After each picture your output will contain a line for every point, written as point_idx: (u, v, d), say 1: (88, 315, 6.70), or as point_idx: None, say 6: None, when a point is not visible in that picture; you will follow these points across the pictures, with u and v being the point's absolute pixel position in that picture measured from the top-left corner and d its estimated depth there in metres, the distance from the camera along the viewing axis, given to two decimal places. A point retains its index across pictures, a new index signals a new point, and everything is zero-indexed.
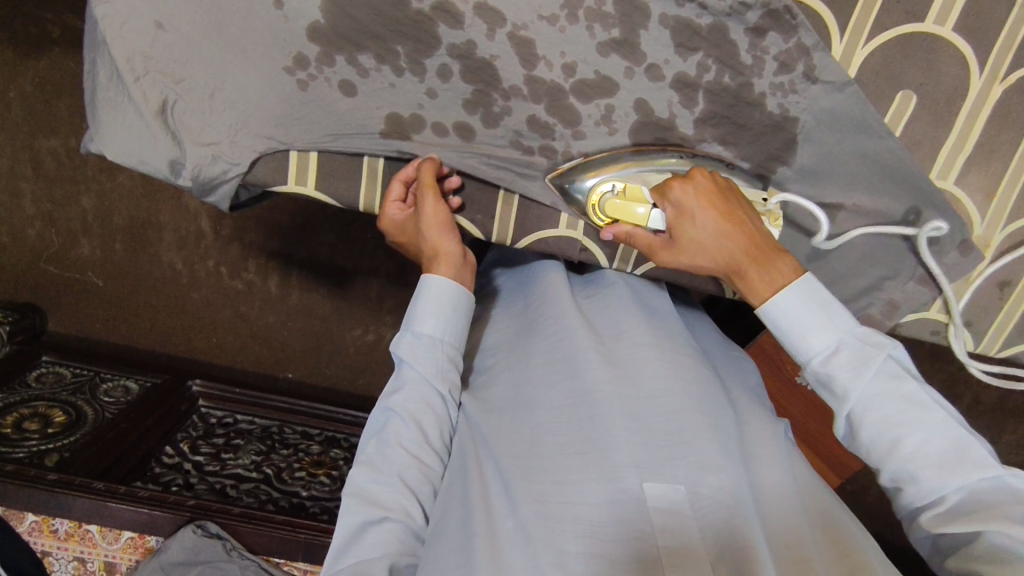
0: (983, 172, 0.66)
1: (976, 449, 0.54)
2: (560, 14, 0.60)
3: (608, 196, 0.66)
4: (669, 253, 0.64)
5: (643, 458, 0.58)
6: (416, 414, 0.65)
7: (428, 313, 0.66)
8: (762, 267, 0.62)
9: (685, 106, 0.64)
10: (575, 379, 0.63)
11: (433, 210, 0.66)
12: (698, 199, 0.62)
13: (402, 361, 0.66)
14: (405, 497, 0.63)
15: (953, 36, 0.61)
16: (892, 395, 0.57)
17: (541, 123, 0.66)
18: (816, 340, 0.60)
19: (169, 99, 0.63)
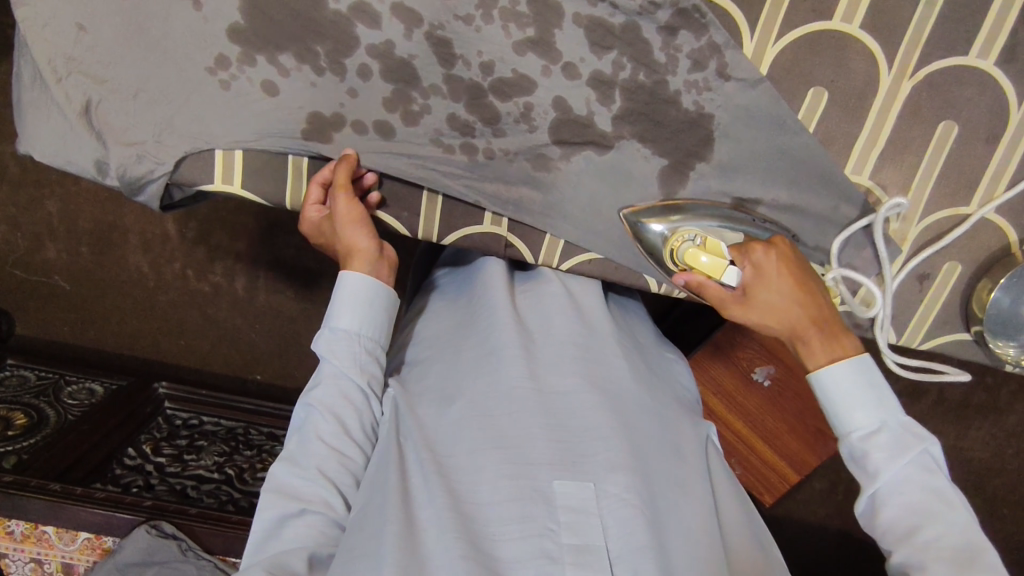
0: (896, 166, 0.67)
1: (991, 556, 0.52)
2: (476, 14, 0.62)
3: (689, 244, 0.67)
4: (738, 309, 0.64)
5: (556, 457, 0.61)
6: (334, 407, 0.65)
7: (344, 308, 0.68)
8: (827, 335, 0.62)
9: (602, 104, 0.65)
10: (498, 377, 0.65)
11: (344, 210, 0.66)
12: (778, 267, 0.63)
13: (323, 357, 0.68)
14: (325, 489, 0.63)
15: (860, 34, 0.63)
16: (922, 484, 0.56)
17: (461, 121, 0.67)
18: (859, 415, 0.60)
19: (92, 99, 0.64)
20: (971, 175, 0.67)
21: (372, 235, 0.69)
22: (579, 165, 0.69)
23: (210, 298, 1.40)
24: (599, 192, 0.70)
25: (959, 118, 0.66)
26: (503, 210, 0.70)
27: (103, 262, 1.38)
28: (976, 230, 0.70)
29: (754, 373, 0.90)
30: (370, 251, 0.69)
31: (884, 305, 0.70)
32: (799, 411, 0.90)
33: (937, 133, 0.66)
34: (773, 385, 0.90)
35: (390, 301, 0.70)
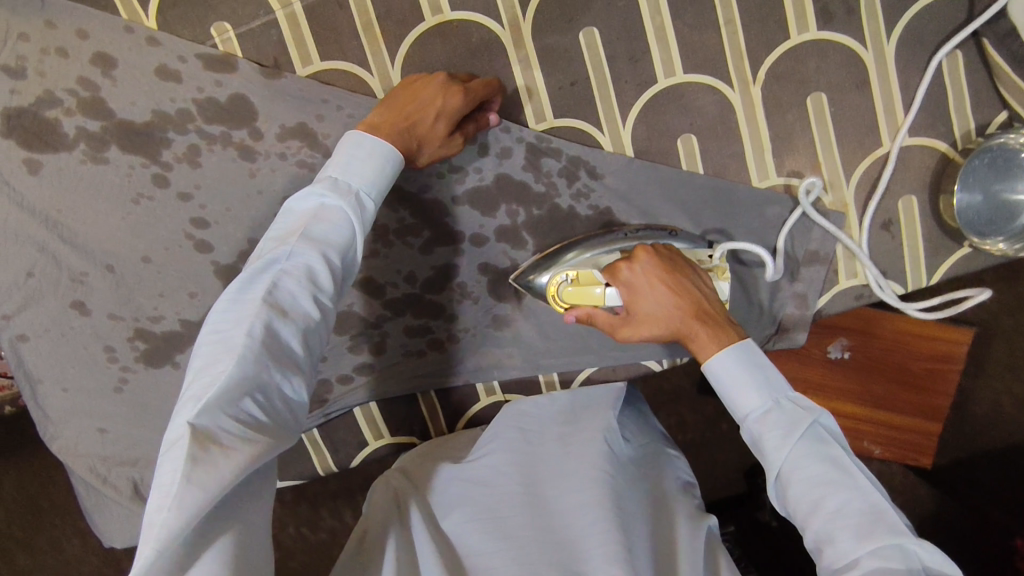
0: (794, 152, 0.69)
1: (891, 516, 0.46)
2: (378, 245, 0.70)
3: (564, 283, 0.65)
4: (627, 329, 0.61)
5: (545, 551, 0.53)
6: (276, 297, 0.46)
7: (345, 167, 0.54)
8: (713, 325, 0.58)
9: (516, 250, 0.71)
10: (483, 482, 0.60)
11: (437, 75, 0.63)
12: (648, 273, 0.60)
13: (271, 263, 0.48)
14: (270, 375, 0.44)
15: (687, 77, 0.67)
16: (818, 453, 0.50)
17: (416, 329, 0.73)
18: (751, 395, 0.54)
19: (135, 478, 0.74)
20: (865, 121, 0.69)
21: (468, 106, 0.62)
22: (530, 306, 0.72)
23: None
24: (560, 317, 0.73)
25: (821, 86, 0.68)
26: (491, 378, 0.74)
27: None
28: (905, 159, 0.69)
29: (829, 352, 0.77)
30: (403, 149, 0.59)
31: (866, 267, 0.70)
32: (899, 365, 0.77)
33: (811, 108, 0.68)
34: (855, 355, 0.77)
35: (361, 240, 0.53)
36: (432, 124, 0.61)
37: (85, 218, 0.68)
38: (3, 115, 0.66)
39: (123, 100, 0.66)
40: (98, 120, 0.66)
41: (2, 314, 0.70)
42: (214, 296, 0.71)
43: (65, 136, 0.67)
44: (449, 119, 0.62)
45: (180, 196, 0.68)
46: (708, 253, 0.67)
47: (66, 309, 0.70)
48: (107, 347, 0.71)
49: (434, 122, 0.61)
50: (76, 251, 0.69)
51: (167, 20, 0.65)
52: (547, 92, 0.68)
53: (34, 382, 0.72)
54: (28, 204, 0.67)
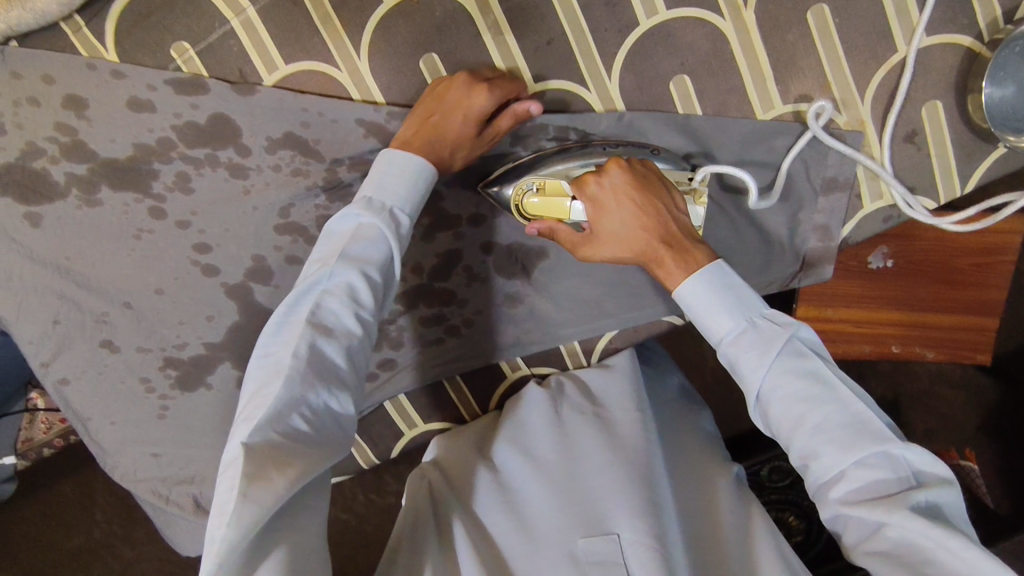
0: (800, 75, 0.63)
1: (875, 422, 0.48)
2: None
3: (529, 193, 0.61)
4: (588, 248, 0.59)
5: (574, 518, 0.57)
6: (318, 317, 0.50)
7: (382, 181, 0.56)
8: (678, 250, 0.56)
9: (517, 225, 0.69)
10: (511, 458, 0.64)
11: (461, 74, 0.61)
12: (614, 190, 0.58)
13: (313, 285, 0.51)
14: (317, 392, 0.48)
15: (671, 14, 0.62)
16: (795, 370, 0.51)
17: (430, 317, 0.72)
18: (724, 320, 0.53)
19: (195, 494, 0.78)
20: (876, 28, 0.62)
21: (494, 99, 0.60)
22: (542, 280, 0.70)
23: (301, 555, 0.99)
24: (573, 285, 0.71)
25: None
26: (513, 355, 0.73)
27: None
28: (925, 62, 0.63)
29: (870, 263, 0.71)
30: (435, 157, 0.59)
31: (892, 187, 0.65)
32: (938, 263, 0.71)
33: (812, 23, 0.62)
34: (898, 262, 0.71)
35: (400, 257, 0.55)
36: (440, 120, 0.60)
37: (94, 260, 0.69)
38: None
39: (102, 139, 0.65)
40: (84, 163, 0.66)
41: (41, 362, 0.73)
42: (231, 316, 0.72)
43: (57, 184, 0.67)
44: (473, 116, 0.60)
45: (179, 224, 0.69)
46: (690, 173, 0.62)
47: (96, 349, 0.72)
48: (143, 378, 0.73)
49: (461, 124, 0.60)
50: (94, 293, 0.71)
51: (126, 50, 0.64)
52: (524, 56, 0.63)
53: (84, 419, 0.75)
54: (38, 255, 0.69)
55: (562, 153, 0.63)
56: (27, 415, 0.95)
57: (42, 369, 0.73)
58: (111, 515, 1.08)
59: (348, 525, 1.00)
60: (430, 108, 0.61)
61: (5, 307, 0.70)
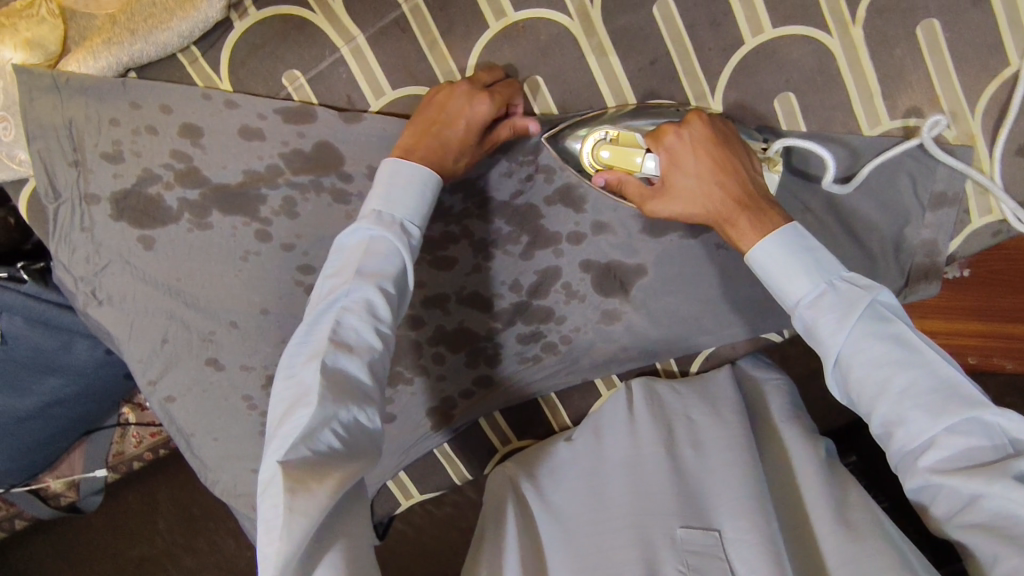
0: (908, 90, 0.63)
1: (968, 388, 0.45)
2: (479, 260, 0.70)
3: (602, 140, 0.62)
4: (657, 201, 0.59)
5: (670, 508, 0.58)
6: (338, 334, 0.50)
7: (390, 194, 0.56)
8: (754, 212, 0.55)
9: (616, 243, 0.69)
10: (599, 456, 0.67)
11: (460, 84, 0.62)
12: (694, 143, 0.58)
13: (333, 303, 0.51)
14: (350, 407, 0.48)
15: (777, 32, 0.62)
16: (879, 332, 0.48)
17: (528, 334, 0.72)
18: (801, 282, 0.51)
19: None
20: (987, 41, 0.61)
21: (497, 109, 0.62)
22: (640, 297, 0.70)
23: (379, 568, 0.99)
24: (671, 302, 0.70)
25: (931, 12, 0.61)
26: (608, 372, 0.74)
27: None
28: None
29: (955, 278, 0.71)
30: (438, 165, 0.59)
31: (1003, 201, 0.64)
32: None
33: (921, 38, 0.62)
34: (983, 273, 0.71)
35: (412, 268, 0.55)
36: (442, 129, 0.60)
37: (203, 282, 0.71)
38: (111, 201, 0.69)
39: (215, 165, 0.68)
40: (196, 189, 0.69)
41: (149, 380, 0.75)
42: None
43: (170, 209, 0.69)
44: (475, 128, 0.61)
45: (284, 246, 0.70)
46: (763, 145, 0.63)
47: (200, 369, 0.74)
48: (245, 396, 0.75)
49: (465, 133, 0.61)
50: (201, 314, 0.73)
51: (240, 79, 0.66)
52: (627, 76, 0.64)
53: (188, 436, 0.77)
54: (150, 277, 0.71)
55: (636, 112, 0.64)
56: (119, 429, 0.98)
57: (149, 387, 0.75)
58: (172, 524, 1.07)
59: None
60: (433, 114, 0.61)
61: (117, 328, 0.72)
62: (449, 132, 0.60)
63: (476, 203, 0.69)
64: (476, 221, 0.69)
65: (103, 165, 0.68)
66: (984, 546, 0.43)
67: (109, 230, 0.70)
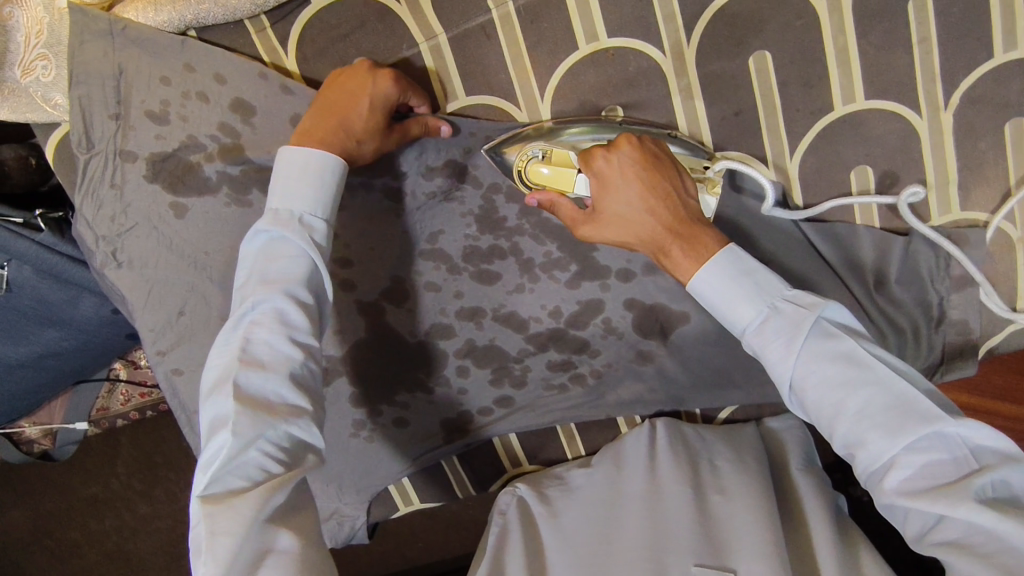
0: (985, 183, 0.62)
1: (922, 402, 0.45)
2: (523, 279, 0.68)
3: (533, 158, 0.60)
4: (589, 226, 0.57)
5: (691, 545, 0.56)
6: (246, 349, 0.47)
7: (287, 192, 0.53)
8: (687, 239, 0.54)
9: (665, 286, 0.67)
10: (619, 489, 0.66)
11: (363, 63, 0.60)
12: (624, 167, 0.55)
13: (241, 317, 0.48)
14: (269, 421, 0.45)
15: (868, 104, 0.61)
16: (827, 353, 0.49)
17: (558, 363, 0.70)
18: (745, 309, 0.51)
19: None
20: None
21: (400, 95, 0.59)
22: (677, 344, 0.69)
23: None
24: (708, 353, 0.69)
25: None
26: (633, 412, 0.73)
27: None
28: None
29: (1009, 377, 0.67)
30: (340, 149, 0.56)
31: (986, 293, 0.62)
32: None
33: (1009, 135, 0.60)
34: None
35: (326, 267, 0.52)
36: (341, 110, 0.57)
37: (232, 260, 0.68)
38: (148, 161, 0.65)
39: (265, 145, 0.64)
40: (239, 165, 0.65)
41: (158, 350, 0.71)
42: (358, 333, 0.70)
43: (209, 180, 0.66)
44: (378, 112, 0.58)
45: None
46: (705, 163, 0.62)
47: (210, 348, 0.70)
48: None
49: (367, 116, 0.58)
50: (224, 291, 0.69)
51: (307, 58, 0.64)
52: (709, 123, 0.62)
53: (190, 412, 0.74)
54: (176, 246, 0.68)
55: (585, 128, 0.62)
56: (107, 384, 0.94)
57: (156, 358, 0.72)
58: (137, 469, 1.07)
59: (412, 541, 0.98)
60: (331, 94, 0.58)
61: (133, 293, 0.68)
62: (346, 115, 0.57)
63: (531, 220, 0.66)
64: (527, 239, 0.67)
65: (146, 124, 0.64)
66: (956, 564, 0.42)
67: (142, 192, 0.66)
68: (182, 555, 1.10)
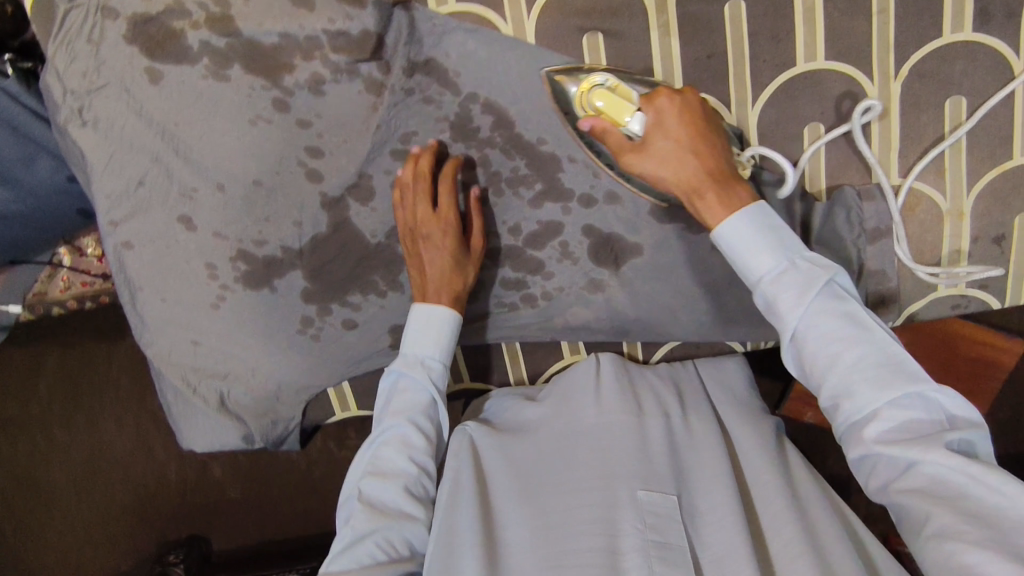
0: (922, 154, 0.67)
1: (911, 362, 0.49)
2: (488, 193, 0.70)
3: (599, 86, 0.63)
4: (634, 157, 0.60)
5: (636, 469, 0.59)
6: (379, 473, 0.62)
7: (410, 334, 0.67)
8: (727, 189, 0.57)
9: (622, 216, 0.70)
10: (561, 412, 0.68)
11: (421, 208, 0.66)
12: (679, 116, 0.60)
13: (376, 439, 0.65)
14: (394, 537, 0.59)
15: (827, 64, 0.65)
16: (834, 310, 0.52)
17: (512, 281, 0.73)
18: (766, 257, 0.54)
19: (223, 392, 0.76)
20: (1000, 131, 0.66)
21: (449, 184, 0.66)
22: (628, 276, 0.72)
23: (249, 466, 1.07)
24: (655, 288, 0.72)
25: (963, 89, 0.65)
26: (577, 338, 0.75)
27: (115, 507, 1.07)
28: None
29: None
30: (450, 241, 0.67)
31: (898, 242, 0.67)
32: None
33: (948, 111, 0.66)
34: None
35: (442, 405, 0.67)
36: (432, 224, 0.66)
37: (202, 135, 0.68)
38: (128, 21, 0.65)
39: (252, 20, 0.65)
40: (223, 37, 0.65)
41: (111, 220, 0.71)
42: (319, 227, 0.71)
43: (189, 49, 0.66)
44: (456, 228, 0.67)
45: (299, 123, 0.68)
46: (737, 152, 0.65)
47: (205, 229, 0.71)
48: (209, 264, 0.72)
49: (450, 229, 0.66)
50: (189, 167, 0.69)
51: None
52: (682, 62, 0.66)
53: (134, 288, 0.74)
54: (146, 113, 0.67)
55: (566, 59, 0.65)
56: (49, 268, 0.91)
57: (108, 228, 0.72)
58: (77, 370, 1.08)
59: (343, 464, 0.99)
60: (428, 241, 0.67)
61: (95, 154, 0.68)
62: (433, 224, 0.66)
63: (502, 135, 0.68)
64: (496, 152, 0.69)
65: None
66: (919, 508, 0.47)
67: (117, 51, 0.66)
68: (94, 489, 1.07)
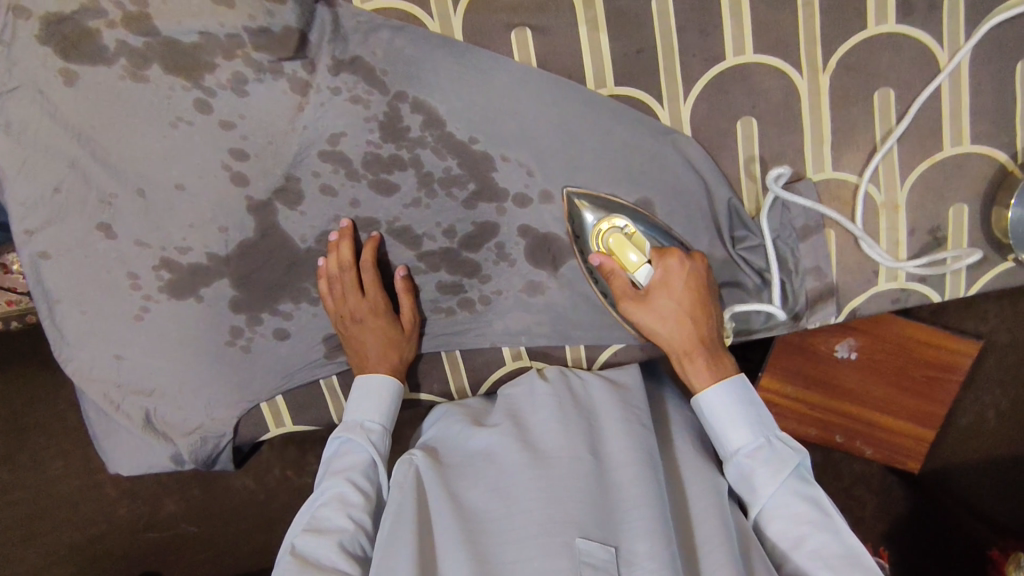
0: (853, 148, 0.67)
1: (866, 558, 0.51)
2: (420, 194, 0.68)
3: (618, 229, 0.65)
4: (633, 304, 0.63)
5: (578, 511, 0.54)
6: (315, 528, 0.59)
7: (353, 399, 0.67)
8: (714, 359, 0.61)
9: (558, 216, 0.69)
10: (509, 436, 0.62)
11: (353, 301, 0.67)
12: (685, 279, 0.62)
13: (316, 496, 0.62)
14: None
15: (756, 58, 0.66)
16: (801, 495, 0.56)
17: (448, 284, 0.71)
18: (743, 433, 0.59)
19: (149, 409, 0.72)
20: (929, 123, 0.66)
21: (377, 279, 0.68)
22: (568, 277, 0.70)
23: (205, 502, 0.99)
24: (595, 289, 0.70)
25: (890, 81, 0.66)
26: (517, 344, 0.73)
27: (62, 550, 0.98)
28: (963, 168, 0.67)
29: (836, 351, 0.81)
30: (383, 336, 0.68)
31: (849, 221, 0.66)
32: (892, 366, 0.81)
33: (877, 103, 0.66)
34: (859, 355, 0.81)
35: (383, 468, 0.64)
36: (364, 320, 0.67)
37: (120, 138, 0.65)
38: (41, 20, 0.63)
39: (170, 18, 0.63)
40: (142, 36, 0.63)
41: (24, 229, 0.67)
42: (246, 233, 0.69)
43: (106, 49, 0.63)
44: (387, 318, 0.68)
45: (222, 124, 0.66)
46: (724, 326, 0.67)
47: (129, 236, 0.68)
48: (131, 273, 0.69)
49: (384, 323, 0.68)
50: (108, 171, 0.66)
51: None
52: (612, 57, 0.66)
53: (51, 302, 0.70)
54: (61, 116, 0.65)
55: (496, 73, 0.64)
56: None
57: (22, 237, 0.68)
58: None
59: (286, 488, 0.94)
60: (362, 336, 0.68)
61: (8, 160, 0.65)
62: (363, 318, 0.67)
63: (433, 133, 0.66)
64: (428, 152, 0.67)
65: None
66: None
67: (30, 51, 0.63)
68: (39, 533, 0.98)
